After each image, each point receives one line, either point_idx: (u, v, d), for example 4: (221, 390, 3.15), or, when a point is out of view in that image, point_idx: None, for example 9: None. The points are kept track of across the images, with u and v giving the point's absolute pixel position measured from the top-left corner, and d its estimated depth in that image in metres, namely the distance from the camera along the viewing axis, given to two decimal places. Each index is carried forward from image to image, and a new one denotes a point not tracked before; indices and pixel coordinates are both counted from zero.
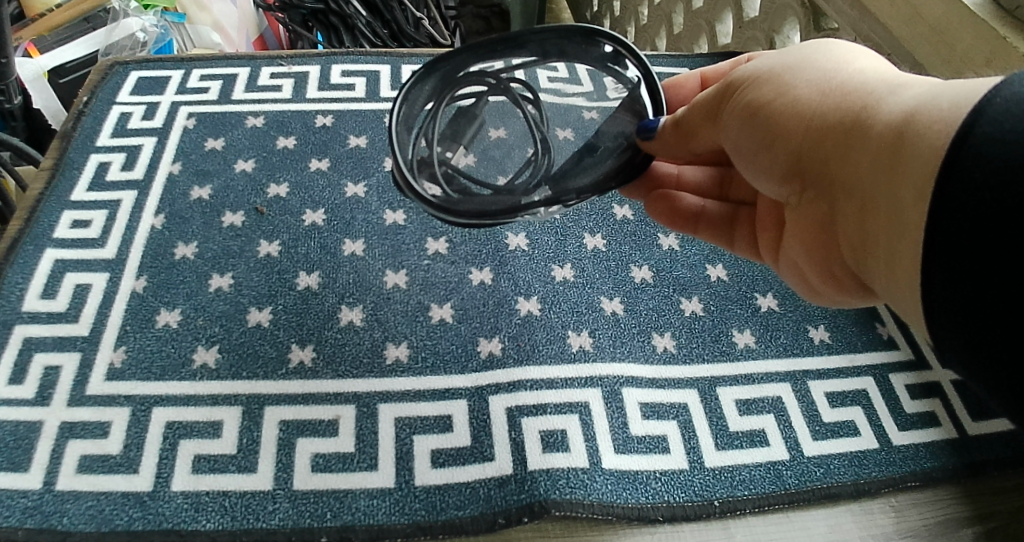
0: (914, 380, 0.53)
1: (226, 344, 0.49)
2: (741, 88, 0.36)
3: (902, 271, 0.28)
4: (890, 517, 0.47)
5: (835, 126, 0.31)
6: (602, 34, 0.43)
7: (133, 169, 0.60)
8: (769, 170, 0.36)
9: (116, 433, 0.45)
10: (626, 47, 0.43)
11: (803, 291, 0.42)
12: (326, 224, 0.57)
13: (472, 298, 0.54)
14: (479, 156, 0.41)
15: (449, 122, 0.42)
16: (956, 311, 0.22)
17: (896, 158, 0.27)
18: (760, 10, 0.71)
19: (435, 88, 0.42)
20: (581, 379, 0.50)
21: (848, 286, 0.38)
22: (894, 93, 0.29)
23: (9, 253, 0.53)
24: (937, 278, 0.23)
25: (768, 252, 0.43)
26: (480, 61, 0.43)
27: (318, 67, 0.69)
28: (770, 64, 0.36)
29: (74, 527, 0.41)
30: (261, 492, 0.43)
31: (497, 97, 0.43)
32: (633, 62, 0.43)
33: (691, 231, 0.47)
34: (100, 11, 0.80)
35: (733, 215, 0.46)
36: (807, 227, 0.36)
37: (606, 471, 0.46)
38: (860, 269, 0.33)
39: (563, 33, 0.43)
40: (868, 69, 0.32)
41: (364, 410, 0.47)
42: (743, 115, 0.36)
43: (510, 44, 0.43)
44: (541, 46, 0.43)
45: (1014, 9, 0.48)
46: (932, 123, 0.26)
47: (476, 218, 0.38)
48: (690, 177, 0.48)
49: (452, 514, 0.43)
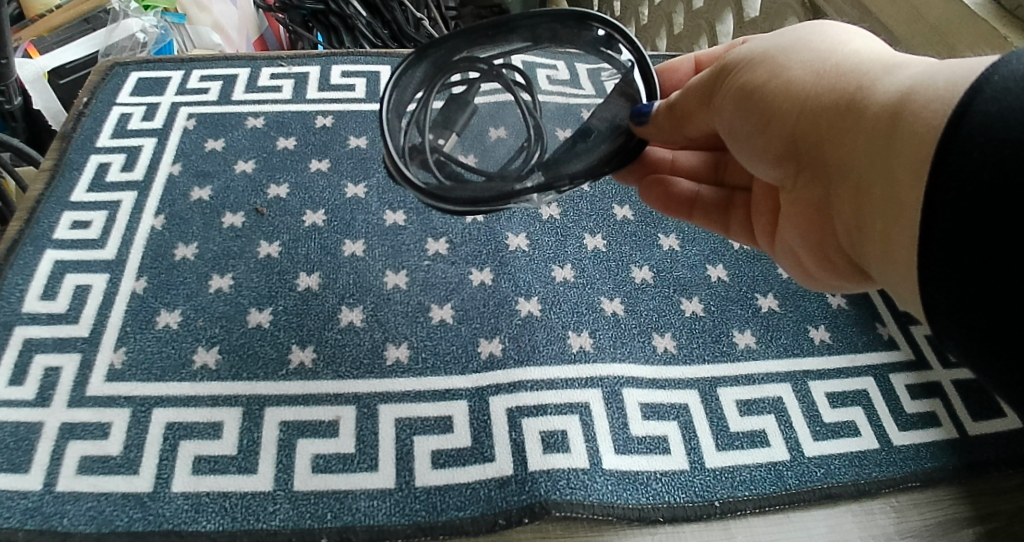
0: (914, 380, 0.53)
1: (227, 345, 0.49)
2: (736, 71, 0.36)
3: (898, 250, 0.28)
4: (891, 517, 0.47)
5: (831, 107, 0.31)
6: (594, 18, 0.42)
7: (133, 169, 0.60)
8: (764, 152, 0.36)
9: (117, 434, 0.45)
10: (620, 31, 0.42)
11: (798, 276, 0.42)
12: (326, 225, 0.57)
13: (472, 298, 0.54)
14: (472, 143, 0.42)
15: (441, 109, 0.41)
16: (954, 290, 0.22)
17: (892, 136, 0.27)
18: (760, 10, 0.71)
19: (426, 73, 0.41)
20: (581, 380, 0.50)
21: (843, 270, 0.38)
22: (890, 74, 0.30)
23: (9, 254, 0.53)
24: (934, 257, 0.23)
25: (764, 238, 0.43)
26: (472, 46, 0.41)
27: (318, 67, 0.69)
28: (765, 46, 0.35)
29: (75, 528, 0.41)
30: (262, 493, 0.43)
31: (490, 84, 0.42)
32: (626, 46, 0.43)
33: (687, 218, 0.47)
34: (100, 11, 0.80)
35: (728, 200, 0.46)
36: (802, 209, 0.36)
37: (607, 471, 0.46)
38: (856, 251, 0.33)
39: (556, 17, 0.42)
40: (864, 50, 0.32)
41: (365, 410, 0.47)
42: (739, 97, 0.35)
43: (503, 28, 0.41)
44: (533, 31, 0.42)
45: (1015, 9, 0.48)
46: (930, 102, 0.25)
47: (469, 204, 0.38)
48: (684, 162, 0.47)
49: (453, 515, 0.43)
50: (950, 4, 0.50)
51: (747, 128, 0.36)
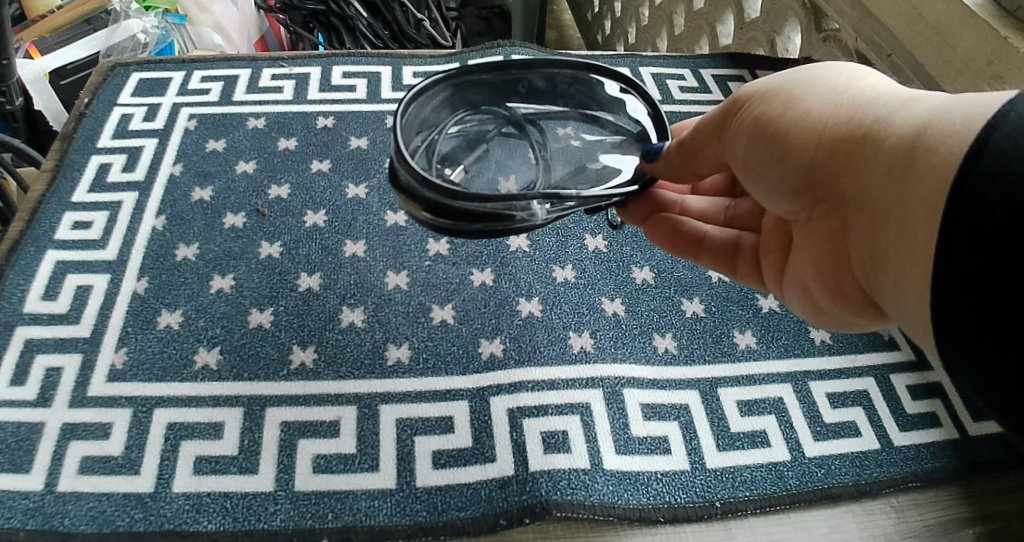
0: (914, 380, 0.53)
1: (228, 345, 0.49)
2: (751, 103, 0.36)
3: (915, 292, 0.27)
4: (892, 518, 0.46)
5: (847, 139, 0.31)
6: (610, 72, 0.45)
7: (133, 169, 0.60)
8: (779, 186, 0.36)
9: (117, 434, 0.45)
10: (635, 85, 0.45)
11: (809, 315, 0.41)
12: (327, 225, 0.57)
13: (472, 299, 0.54)
14: (478, 178, 0.41)
15: (454, 142, 0.42)
16: (970, 328, 0.22)
17: (907, 174, 0.27)
18: (761, 11, 0.72)
19: (443, 105, 0.42)
20: (581, 380, 0.50)
21: (859, 307, 0.37)
22: (905, 107, 0.30)
23: (10, 254, 0.53)
24: (951, 288, 0.23)
25: (774, 276, 0.43)
26: (490, 90, 0.44)
27: (318, 68, 0.70)
28: (780, 82, 0.36)
29: (76, 528, 0.41)
30: (262, 493, 0.43)
31: (505, 128, 0.44)
32: (640, 99, 0.45)
33: (693, 256, 0.47)
34: (101, 12, 0.81)
35: (736, 243, 0.46)
36: (819, 245, 0.36)
37: (607, 472, 0.46)
38: (876, 293, 0.33)
39: (575, 68, 0.45)
40: (879, 86, 0.33)
41: (365, 411, 0.47)
42: (753, 129, 0.36)
43: (525, 70, 0.44)
44: (551, 78, 0.45)
45: (1016, 9, 0.47)
46: (946, 137, 0.25)
47: (475, 201, 0.35)
48: (693, 205, 0.48)
49: (453, 515, 0.43)
50: (950, 5, 0.50)
51: (760, 160, 0.36)
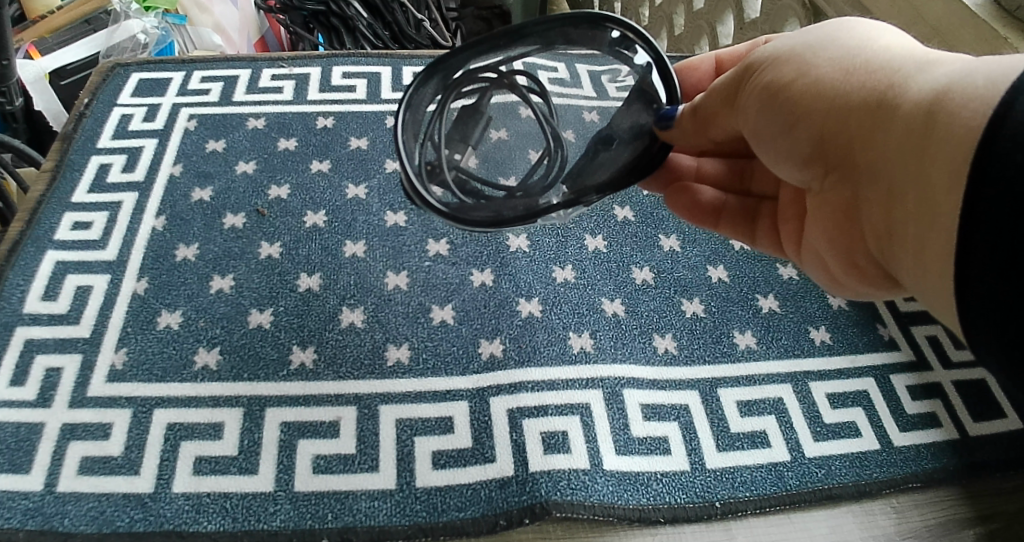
0: (914, 381, 0.53)
1: (228, 346, 0.49)
2: (760, 69, 0.36)
3: (929, 256, 0.28)
4: (892, 518, 0.46)
5: (860, 107, 0.31)
6: (611, 20, 0.41)
7: (133, 170, 0.60)
8: (791, 155, 0.36)
9: (117, 435, 0.45)
10: (635, 32, 0.42)
11: (826, 283, 0.42)
12: (326, 225, 0.57)
13: (472, 299, 0.54)
14: (490, 157, 0.41)
15: (456, 123, 0.40)
16: (990, 302, 0.22)
17: (928, 137, 0.27)
18: (761, 11, 0.72)
19: (437, 87, 0.40)
20: (581, 380, 0.50)
21: (872, 276, 0.37)
22: (923, 72, 0.30)
23: (10, 254, 0.53)
24: (972, 261, 0.23)
25: (790, 245, 0.43)
26: (484, 57, 0.40)
27: (319, 69, 0.70)
28: (790, 44, 0.35)
29: (76, 528, 0.41)
30: (262, 493, 0.43)
31: (502, 92, 0.42)
32: (642, 47, 0.42)
33: (713, 226, 0.47)
34: (101, 12, 0.81)
35: (755, 209, 0.46)
36: (830, 214, 0.36)
37: (607, 473, 0.46)
38: (886, 259, 0.33)
39: (570, 21, 0.40)
40: (894, 46, 0.32)
41: (365, 411, 0.47)
42: (764, 96, 0.35)
43: (517, 35, 0.40)
44: (545, 35, 0.41)
45: (1016, 9, 0.48)
46: (968, 102, 0.25)
47: (491, 225, 0.38)
48: (709, 169, 0.47)
49: (453, 516, 0.43)
50: (949, 5, 0.50)
51: (773, 128, 0.36)
